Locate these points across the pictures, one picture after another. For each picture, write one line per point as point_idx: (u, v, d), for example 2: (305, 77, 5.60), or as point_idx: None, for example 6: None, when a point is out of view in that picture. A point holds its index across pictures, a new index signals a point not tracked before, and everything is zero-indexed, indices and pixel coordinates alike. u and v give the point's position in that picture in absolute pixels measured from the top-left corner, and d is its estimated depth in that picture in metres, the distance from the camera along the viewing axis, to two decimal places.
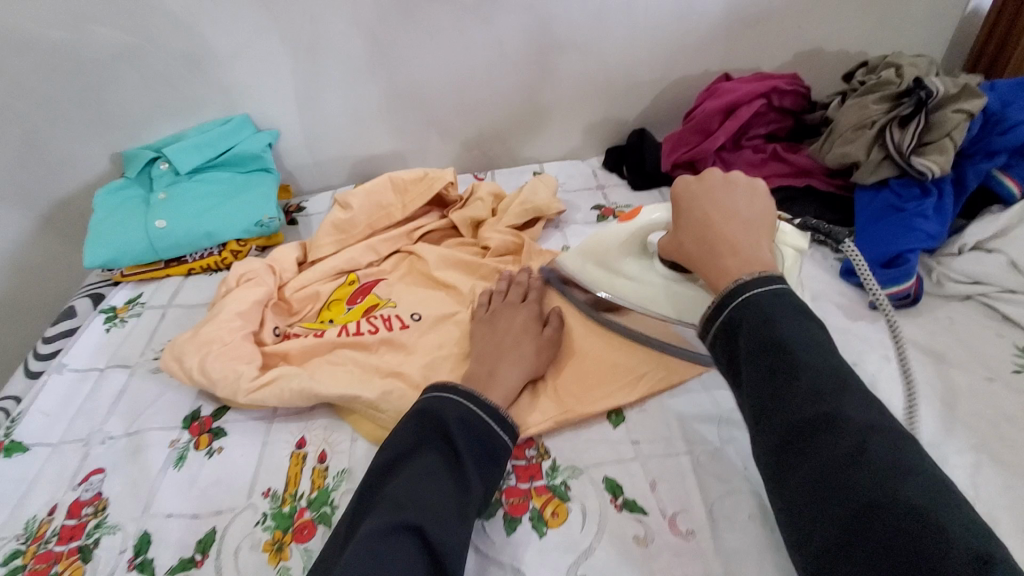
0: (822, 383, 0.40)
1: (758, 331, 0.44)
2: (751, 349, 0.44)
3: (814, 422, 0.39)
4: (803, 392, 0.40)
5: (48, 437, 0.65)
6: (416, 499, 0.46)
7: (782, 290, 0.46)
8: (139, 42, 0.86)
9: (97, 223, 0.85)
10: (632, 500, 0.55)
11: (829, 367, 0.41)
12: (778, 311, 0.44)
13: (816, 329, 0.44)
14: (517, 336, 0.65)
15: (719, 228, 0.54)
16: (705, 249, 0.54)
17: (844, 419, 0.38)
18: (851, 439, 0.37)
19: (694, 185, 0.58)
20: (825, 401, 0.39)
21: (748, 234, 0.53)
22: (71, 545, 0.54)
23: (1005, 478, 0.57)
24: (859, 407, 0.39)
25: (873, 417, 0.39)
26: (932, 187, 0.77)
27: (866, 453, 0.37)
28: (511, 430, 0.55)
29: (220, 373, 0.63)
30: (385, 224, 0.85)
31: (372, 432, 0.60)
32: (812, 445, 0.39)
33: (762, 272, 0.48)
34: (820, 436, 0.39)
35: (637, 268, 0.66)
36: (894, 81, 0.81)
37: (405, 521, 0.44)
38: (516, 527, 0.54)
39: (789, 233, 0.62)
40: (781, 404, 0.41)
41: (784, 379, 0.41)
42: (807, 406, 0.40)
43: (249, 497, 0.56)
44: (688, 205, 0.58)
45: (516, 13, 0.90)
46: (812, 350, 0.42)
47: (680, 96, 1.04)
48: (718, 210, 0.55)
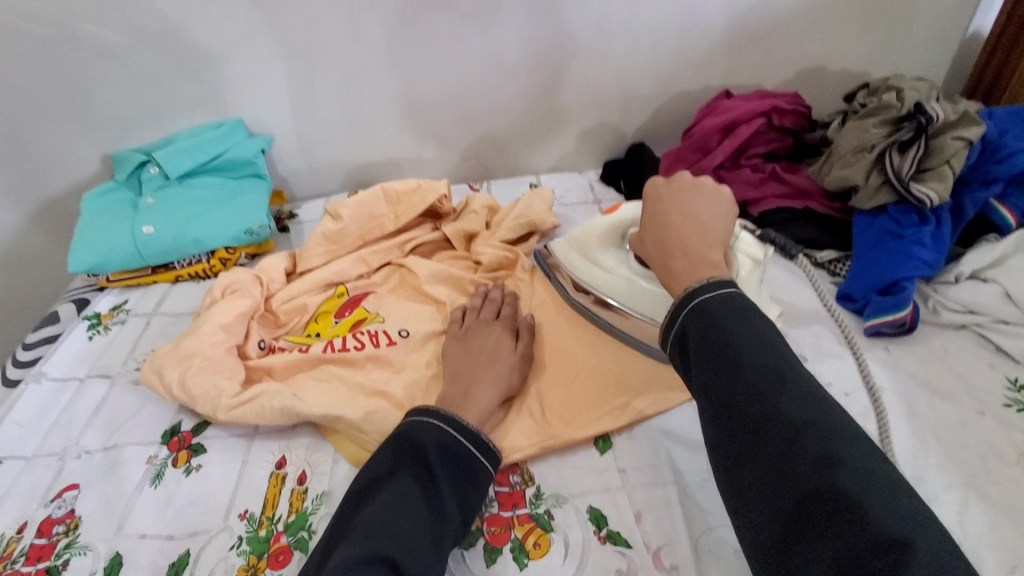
0: (762, 382, 0.40)
1: (705, 333, 0.44)
2: (699, 352, 0.44)
3: (754, 422, 0.39)
4: (744, 392, 0.40)
5: (23, 449, 0.63)
6: (391, 529, 0.45)
7: (734, 294, 0.46)
8: (132, 43, 0.85)
9: (85, 227, 0.84)
10: (616, 532, 0.54)
11: (772, 365, 0.41)
12: (724, 313, 0.44)
13: (764, 326, 0.44)
14: (490, 356, 0.64)
15: (676, 231, 0.54)
16: (663, 251, 0.55)
17: (782, 417, 0.38)
18: (787, 436, 0.37)
19: (659, 188, 0.58)
20: (764, 400, 0.39)
21: (705, 237, 0.53)
22: (39, 566, 0.52)
23: (993, 517, 0.56)
24: (799, 403, 0.39)
25: (813, 412, 0.38)
26: (930, 215, 0.76)
27: (800, 450, 0.37)
28: (494, 457, 0.54)
29: (200, 390, 0.62)
30: (376, 235, 0.83)
31: (353, 454, 0.59)
32: (754, 444, 0.39)
33: (713, 279, 0.47)
34: (761, 434, 0.39)
35: (613, 261, 0.72)
36: (895, 105, 0.80)
37: (379, 553, 0.43)
38: (496, 558, 0.52)
39: (746, 242, 0.67)
40: (725, 404, 0.41)
41: (728, 378, 0.41)
42: (749, 405, 0.40)
43: (225, 519, 0.55)
44: (654, 208, 0.58)
45: (515, 24, 0.89)
46: (754, 349, 0.42)
47: (679, 110, 1.03)
48: (677, 212, 0.56)
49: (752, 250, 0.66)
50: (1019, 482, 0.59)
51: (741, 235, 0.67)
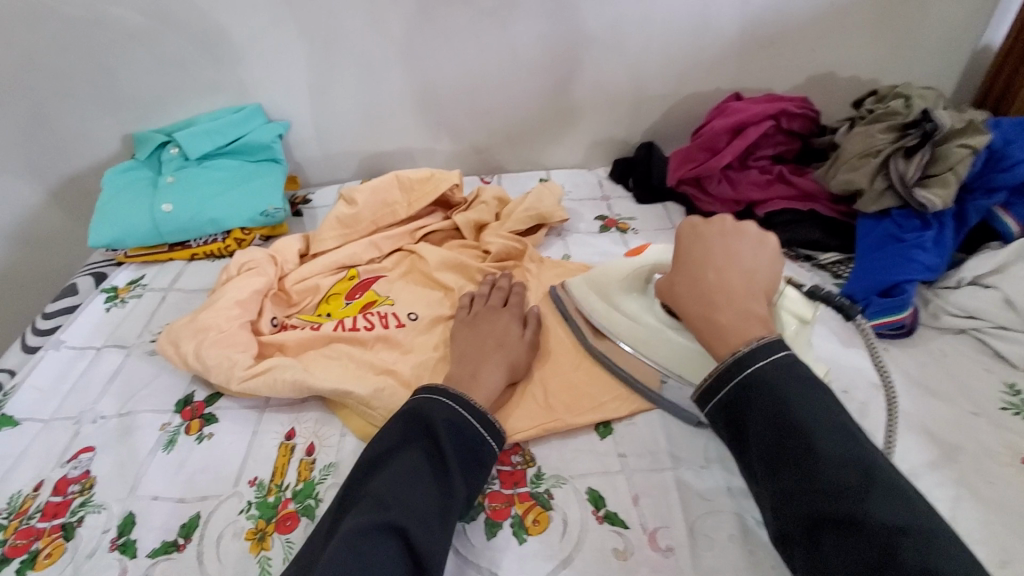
0: (843, 475, 0.41)
1: (770, 413, 0.46)
2: (767, 433, 0.45)
3: (834, 515, 0.40)
4: (821, 483, 0.42)
5: (40, 412, 0.65)
6: (400, 500, 0.46)
7: (789, 364, 0.48)
8: (158, 26, 0.87)
9: (105, 203, 0.86)
10: (614, 513, 0.55)
11: (843, 450, 0.43)
12: (790, 390, 0.46)
13: (829, 406, 0.46)
14: (497, 341, 0.65)
15: (717, 277, 0.55)
16: (701, 297, 0.55)
17: (868, 515, 0.39)
18: (874, 534, 0.38)
19: (699, 228, 0.60)
20: (847, 496, 0.40)
21: (746, 285, 0.55)
22: (54, 522, 0.54)
23: (984, 514, 0.57)
24: (883, 500, 0.40)
25: (897, 511, 0.39)
26: (932, 220, 0.77)
27: (892, 552, 0.37)
28: (499, 435, 0.55)
29: (214, 361, 0.63)
30: (388, 221, 0.85)
31: (361, 428, 0.61)
32: (835, 537, 0.40)
33: (764, 339, 0.49)
34: (841, 529, 0.40)
35: (637, 307, 0.68)
36: (902, 112, 0.81)
37: (387, 522, 0.45)
38: (496, 532, 0.54)
39: (792, 300, 0.64)
40: (801, 493, 0.42)
41: (800, 465, 0.43)
42: (828, 497, 0.41)
43: (235, 485, 0.56)
44: (690, 251, 0.59)
45: (532, 20, 0.91)
46: (826, 435, 0.43)
47: (690, 111, 1.05)
48: (718, 258, 0.57)
49: (798, 309, 0.63)
50: (1010, 481, 0.60)
51: (786, 291, 0.64)
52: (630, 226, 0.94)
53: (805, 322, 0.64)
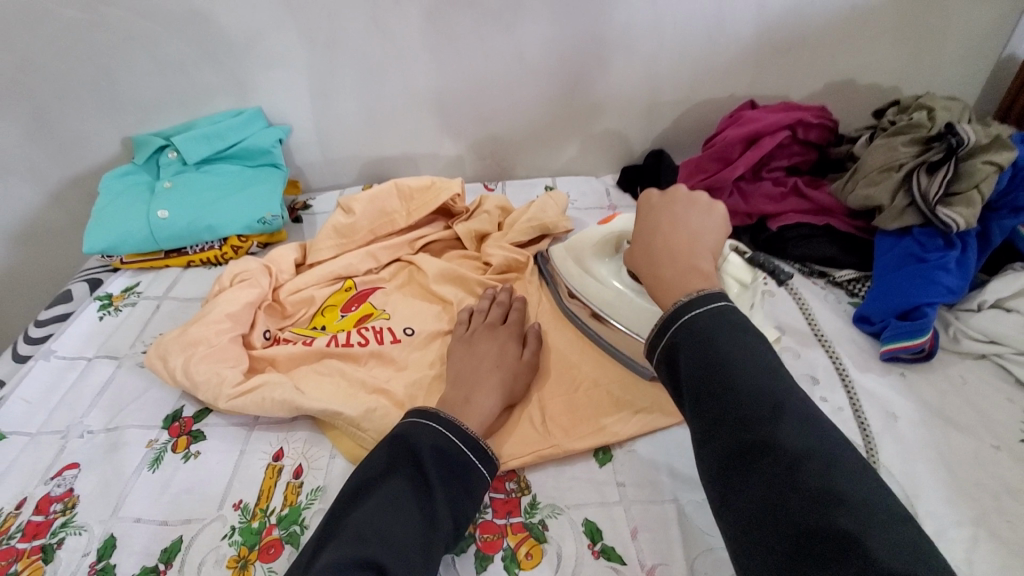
0: (760, 410, 0.38)
1: (697, 354, 0.42)
2: (693, 376, 0.41)
3: (748, 450, 0.37)
4: (739, 420, 0.38)
5: (27, 425, 0.64)
6: (382, 535, 0.44)
7: (724, 309, 0.44)
8: (158, 28, 0.85)
9: (102, 208, 0.85)
10: (611, 547, 0.53)
11: (767, 388, 0.39)
12: (719, 332, 0.42)
13: (759, 347, 0.42)
14: (494, 363, 0.62)
15: (666, 237, 0.53)
16: (650, 259, 0.53)
17: (781, 448, 0.36)
18: (783, 465, 0.36)
19: (654, 196, 0.58)
20: (761, 428, 0.37)
21: (695, 246, 0.53)
22: (34, 543, 0.53)
23: (1002, 557, 0.54)
24: (798, 432, 0.37)
25: (811, 442, 0.36)
26: (956, 239, 0.74)
27: (799, 482, 0.35)
28: (491, 463, 0.53)
29: (203, 377, 0.62)
30: (387, 231, 0.83)
31: (350, 450, 0.59)
32: (748, 472, 0.37)
33: (701, 292, 0.46)
34: (755, 463, 0.37)
35: (606, 272, 0.70)
36: (925, 125, 0.77)
37: (367, 560, 0.42)
38: (487, 565, 0.52)
39: (734, 266, 0.64)
40: (720, 431, 0.39)
41: (722, 403, 0.39)
42: (744, 431, 0.38)
43: (220, 508, 0.55)
44: (646, 217, 0.57)
45: (540, 24, 0.88)
46: (750, 372, 0.40)
47: (702, 119, 1.01)
48: (668, 221, 0.55)
49: (741, 273, 0.63)
50: None
51: (729, 256, 0.64)
52: None
53: (747, 286, 0.64)
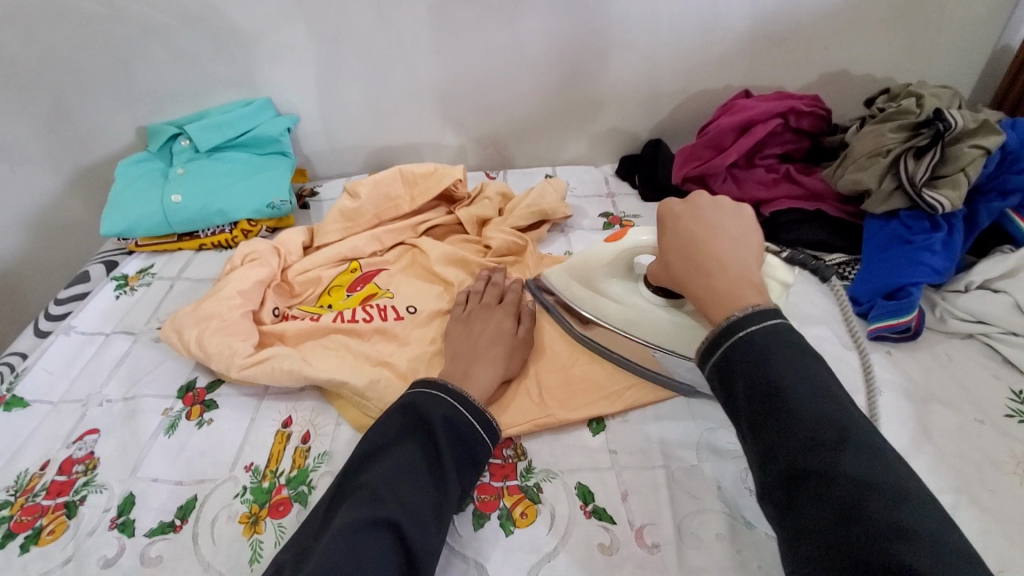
0: (822, 435, 0.39)
1: (755, 371, 0.42)
2: (749, 392, 0.42)
3: (809, 472, 0.38)
4: (800, 443, 0.39)
5: (49, 394, 0.68)
6: (393, 493, 0.47)
7: (781, 328, 0.45)
8: (171, 20, 0.89)
9: (118, 193, 0.88)
10: (602, 508, 0.55)
11: (830, 415, 0.39)
12: (779, 352, 0.43)
13: (818, 370, 0.42)
14: (491, 337, 0.65)
15: (705, 245, 0.53)
16: (694, 271, 0.52)
17: (843, 474, 0.37)
18: (846, 492, 0.36)
19: (677, 207, 0.57)
20: (823, 453, 0.38)
21: (736, 252, 0.52)
22: (58, 500, 0.56)
23: (980, 522, 0.56)
24: (860, 461, 0.37)
25: (874, 473, 0.37)
26: (942, 221, 0.76)
27: (862, 511, 0.35)
28: (494, 432, 0.56)
29: (216, 349, 0.65)
30: (391, 215, 0.86)
31: (356, 419, 0.62)
32: (809, 495, 0.37)
33: (758, 306, 0.46)
34: (816, 485, 0.37)
35: (621, 290, 0.66)
36: (914, 111, 0.80)
37: (384, 517, 0.45)
38: (483, 523, 0.54)
39: (774, 266, 0.61)
40: (780, 451, 0.39)
41: (781, 424, 0.40)
42: (806, 455, 0.38)
43: (232, 470, 0.58)
44: (675, 226, 0.56)
45: (540, 16, 0.91)
46: (811, 396, 0.40)
47: (698, 109, 1.04)
48: (702, 228, 0.54)
49: (781, 273, 0.61)
50: (1011, 490, 0.59)
51: (768, 257, 0.61)
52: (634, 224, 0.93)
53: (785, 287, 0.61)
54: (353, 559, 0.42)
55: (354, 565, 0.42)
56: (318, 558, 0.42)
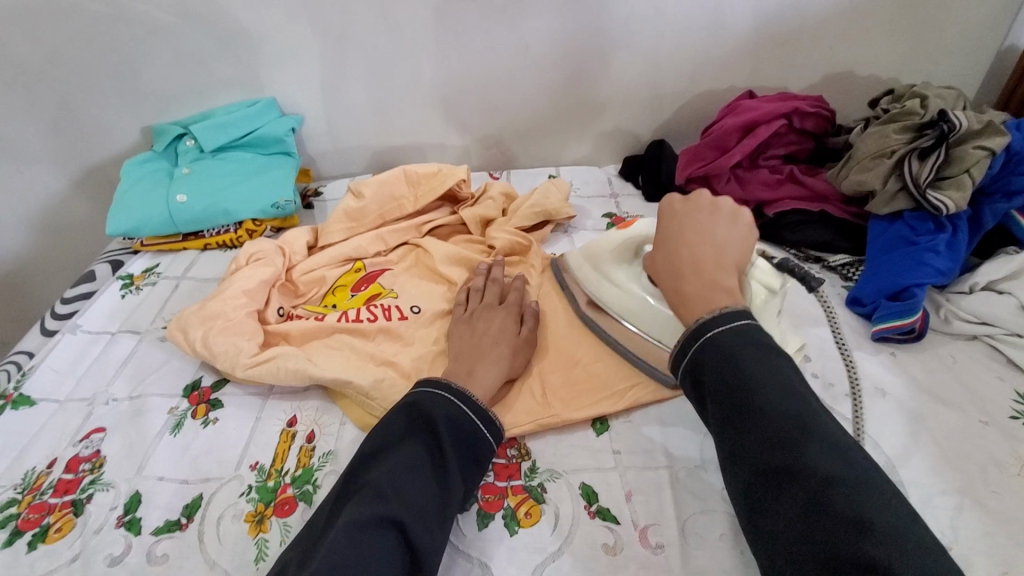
0: (786, 432, 0.39)
1: (722, 371, 0.43)
2: (717, 393, 0.42)
3: (774, 469, 0.38)
4: (764, 440, 0.39)
5: (55, 393, 0.68)
6: (398, 490, 0.47)
7: (748, 327, 0.45)
8: (176, 21, 0.89)
9: (124, 193, 0.89)
10: (606, 508, 0.56)
11: (793, 411, 0.40)
12: (743, 352, 0.43)
13: (784, 367, 0.43)
14: (495, 337, 0.66)
15: (690, 249, 0.53)
16: (673, 270, 0.53)
17: (807, 469, 0.37)
18: (810, 487, 0.36)
19: (676, 205, 0.57)
20: (786, 448, 0.38)
21: (719, 259, 0.52)
22: (65, 499, 0.56)
23: (984, 524, 0.56)
24: (824, 454, 0.37)
25: (837, 465, 0.37)
26: (946, 222, 0.76)
27: (826, 505, 0.35)
28: (498, 431, 0.56)
29: (221, 348, 0.65)
30: (395, 215, 0.86)
31: (360, 418, 0.62)
32: (775, 492, 0.38)
33: (723, 308, 0.46)
34: (781, 482, 0.38)
35: (624, 277, 0.70)
36: (918, 112, 0.80)
37: (389, 515, 0.45)
38: (488, 523, 0.55)
39: (762, 271, 0.62)
40: (747, 449, 0.40)
41: (748, 423, 0.40)
42: (769, 453, 0.39)
43: (237, 469, 0.58)
44: (668, 224, 0.56)
45: (544, 16, 0.91)
46: (776, 393, 0.40)
47: (702, 109, 1.04)
48: (694, 232, 0.54)
49: (769, 279, 0.62)
50: (1016, 491, 0.59)
51: (756, 261, 0.62)
52: None
53: (773, 293, 0.62)
54: (359, 554, 0.43)
55: (359, 562, 0.42)
56: (323, 555, 0.43)
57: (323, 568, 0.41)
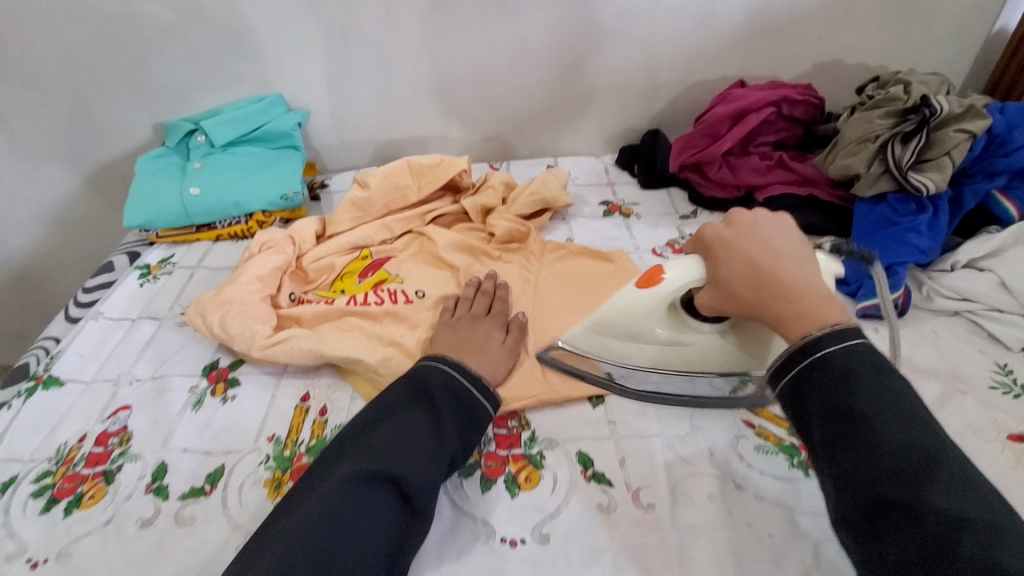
0: (908, 464, 0.39)
1: (833, 394, 0.43)
2: (827, 416, 0.43)
3: (895, 502, 0.38)
4: (882, 470, 0.39)
5: (81, 374, 0.72)
6: (391, 449, 0.51)
7: (861, 349, 0.45)
8: (186, 20, 0.92)
9: (139, 187, 0.92)
10: (600, 472, 0.59)
11: (914, 444, 0.39)
12: (858, 376, 0.43)
13: (903, 395, 0.42)
14: (478, 344, 0.66)
15: (771, 266, 0.51)
16: (769, 297, 0.50)
17: (931, 504, 0.37)
18: (936, 524, 0.36)
19: (721, 232, 0.56)
20: (909, 481, 0.38)
21: (802, 270, 0.51)
22: (97, 469, 0.60)
23: None
24: (951, 492, 0.37)
25: (965, 502, 0.36)
26: (928, 203, 0.78)
27: (951, 546, 0.35)
28: (493, 399, 0.60)
29: (238, 329, 0.69)
30: (400, 204, 0.90)
31: (369, 393, 0.66)
32: (892, 524, 0.38)
33: (836, 325, 0.46)
34: (901, 515, 0.38)
35: (673, 333, 0.61)
36: (901, 98, 0.82)
37: (380, 469, 0.49)
38: (491, 486, 0.58)
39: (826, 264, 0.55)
40: (862, 477, 0.40)
41: (863, 452, 0.40)
42: (889, 484, 0.39)
43: (256, 441, 0.62)
44: (728, 252, 0.54)
45: (541, 11, 0.94)
46: (895, 422, 0.41)
47: (696, 99, 1.07)
48: (764, 251, 0.52)
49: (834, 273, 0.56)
50: (992, 454, 0.62)
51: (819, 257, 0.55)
52: (633, 211, 0.97)
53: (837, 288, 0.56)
54: (350, 507, 0.47)
55: (349, 513, 0.46)
56: (317, 503, 0.47)
57: (315, 514, 0.46)
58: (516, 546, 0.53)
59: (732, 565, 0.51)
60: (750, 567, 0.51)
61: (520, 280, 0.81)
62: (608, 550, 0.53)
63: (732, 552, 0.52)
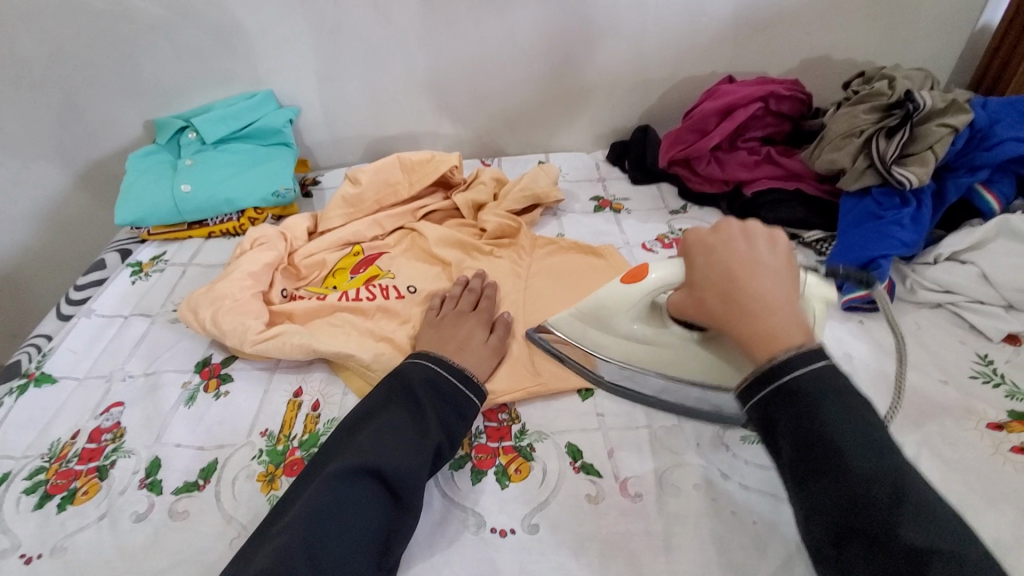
0: (878, 496, 0.40)
1: (802, 424, 0.43)
2: (795, 444, 0.43)
3: (863, 532, 0.39)
4: (854, 501, 0.40)
5: (74, 371, 0.72)
6: (378, 444, 0.52)
7: (826, 370, 0.45)
8: (176, 17, 0.92)
9: (130, 184, 0.92)
10: (589, 464, 0.60)
11: (882, 474, 0.41)
12: (825, 403, 0.43)
13: (868, 419, 0.43)
14: (461, 344, 0.66)
15: (745, 281, 0.51)
16: (739, 312, 0.51)
17: (900, 539, 0.38)
18: (904, 558, 0.38)
19: (706, 237, 0.55)
20: (878, 514, 0.39)
21: (779, 288, 0.51)
22: (90, 465, 0.61)
23: (941, 472, 0.60)
24: (918, 526, 0.38)
25: (929, 534, 0.38)
26: (911, 197, 0.80)
27: None
28: (479, 391, 0.61)
29: (230, 325, 0.70)
30: (391, 200, 0.91)
31: (360, 388, 0.67)
32: (860, 554, 0.39)
33: (803, 346, 0.46)
34: (870, 547, 0.39)
35: (648, 331, 0.63)
36: (886, 93, 0.84)
37: (365, 467, 0.50)
38: (481, 478, 0.59)
39: (815, 284, 0.59)
40: (831, 508, 0.41)
41: (832, 480, 0.41)
42: (859, 516, 0.40)
43: (249, 435, 0.63)
44: (706, 261, 0.54)
45: (531, 7, 0.95)
46: (864, 452, 0.41)
47: (686, 95, 1.08)
48: (740, 265, 0.52)
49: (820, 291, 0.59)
50: (972, 443, 0.63)
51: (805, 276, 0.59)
52: (623, 206, 0.98)
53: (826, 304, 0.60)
54: (332, 502, 0.48)
55: (337, 512, 0.47)
56: (309, 499, 0.48)
57: (306, 511, 0.47)
58: (506, 536, 0.54)
59: (716, 551, 0.52)
60: (734, 553, 0.52)
61: (511, 273, 0.82)
62: (596, 539, 0.54)
63: (716, 539, 0.53)
